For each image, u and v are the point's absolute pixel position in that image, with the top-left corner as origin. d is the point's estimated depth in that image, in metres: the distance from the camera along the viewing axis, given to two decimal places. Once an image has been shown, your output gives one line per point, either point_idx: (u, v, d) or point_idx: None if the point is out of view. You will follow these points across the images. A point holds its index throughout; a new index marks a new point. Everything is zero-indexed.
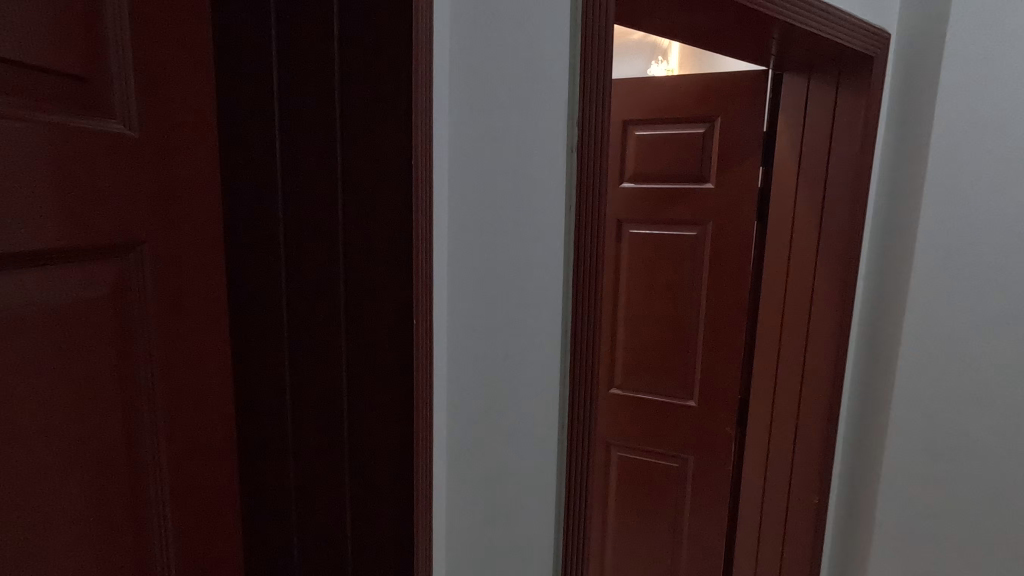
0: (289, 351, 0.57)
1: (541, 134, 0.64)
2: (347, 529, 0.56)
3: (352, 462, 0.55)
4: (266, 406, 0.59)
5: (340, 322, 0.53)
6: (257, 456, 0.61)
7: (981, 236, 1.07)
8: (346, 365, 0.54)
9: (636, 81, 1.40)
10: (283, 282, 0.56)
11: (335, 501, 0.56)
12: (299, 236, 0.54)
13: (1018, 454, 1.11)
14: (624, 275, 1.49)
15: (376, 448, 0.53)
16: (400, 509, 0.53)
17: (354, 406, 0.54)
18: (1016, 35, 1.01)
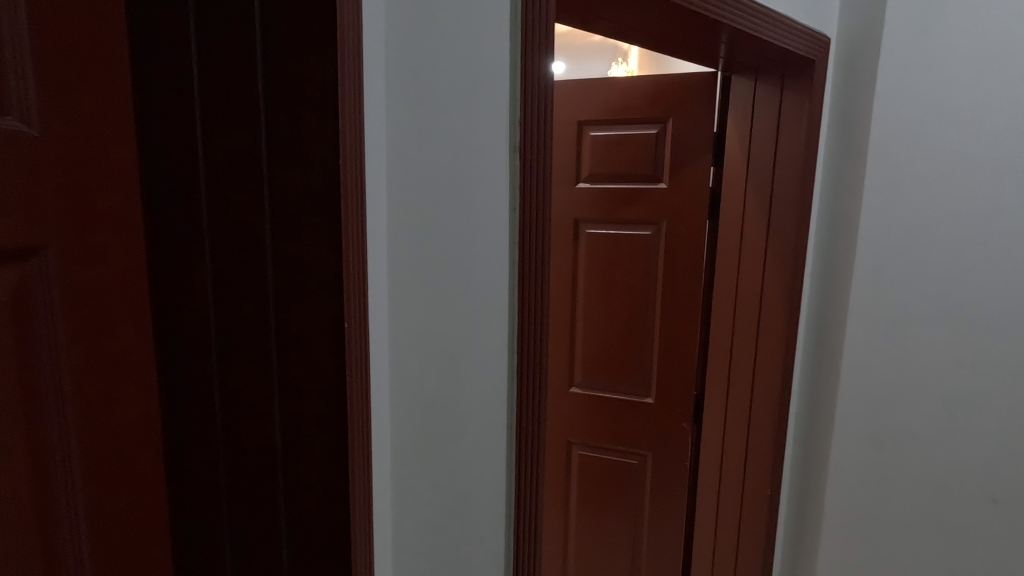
0: (218, 356, 0.56)
1: (482, 135, 0.63)
2: (282, 536, 0.55)
3: (286, 469, 0.54)
4: (197, 413, 0.58)
5: (269, 327, 0.52)
6: (185, 463, 0.60)
7: (921, 233, 1.10)
8: (278, 370, 0.53)
9: (590, 82, 1.41)
10: (210, 287, 0.55)
11: (270, 509, 0.55)
12: (226, 238, 0.53)
13: (959, 444, 1.14)
14: (581, 275, 1.50)
15: (312, 455, 0.52)
16: (337, 519, 0.52)
17: (287, 412, 0.53)
18: (948, 38, 1.05)
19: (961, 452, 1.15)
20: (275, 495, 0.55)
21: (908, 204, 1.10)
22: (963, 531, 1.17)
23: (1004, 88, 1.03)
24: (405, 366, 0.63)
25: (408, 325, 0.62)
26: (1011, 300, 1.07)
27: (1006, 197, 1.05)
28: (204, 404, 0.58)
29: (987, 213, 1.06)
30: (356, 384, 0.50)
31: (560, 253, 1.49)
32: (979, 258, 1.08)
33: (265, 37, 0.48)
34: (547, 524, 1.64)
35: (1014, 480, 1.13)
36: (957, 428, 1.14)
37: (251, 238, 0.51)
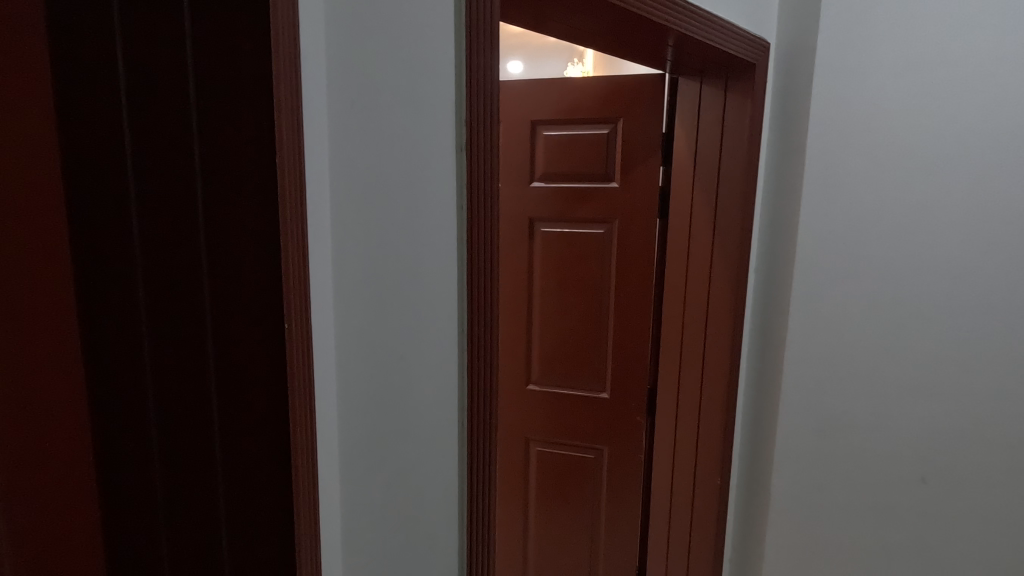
0: (150, 355, 0.55)
1: (429, 133, 0.63)
2: (223, 536, 0.55)
3: (225, 467, 0.54)
4: (134, 416, 0.57)
5: (206, 325, 0.52)
6: (116, 469, 0.58)
7: (856, 230, 1.16)
8: (216, 368, 0.53)
9: (542, 82, 1.42)
10: (141, 286, 0.54)
11: (206, 507, 0.55)
12: (155, 236, 0.52)
13: (891, 430, 1.21)
14: (537, 273, 1.51)
15: (256, 454, 0.52)
16: (282, 521, 0.51)
17: (225, 411, 0.53)
18: (879, 43, 1.09)
19: (895, 437, 1.21)
20: (216, 495, 0.54)
21: (845, 202, 1.15)
22: (896, 511, 1.24)
23: (928, 93, 1.09)
24: (352, 367, 0.62)
25: (355, 327, 0.61)
26: (935, 292, 1.15)
27: (932, 195, 1.12)
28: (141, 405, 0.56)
29: (915, 210, 1.13)
30: (297, 390, 0.50)
31: (515, 251, 1.51)
32: (908, 252, 1.14)
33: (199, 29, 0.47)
34: (501, 518, 1.66)
35: (941, 460, 1.21)
36: (891, 414, 1.21)
37: (185, 236, 0.51)
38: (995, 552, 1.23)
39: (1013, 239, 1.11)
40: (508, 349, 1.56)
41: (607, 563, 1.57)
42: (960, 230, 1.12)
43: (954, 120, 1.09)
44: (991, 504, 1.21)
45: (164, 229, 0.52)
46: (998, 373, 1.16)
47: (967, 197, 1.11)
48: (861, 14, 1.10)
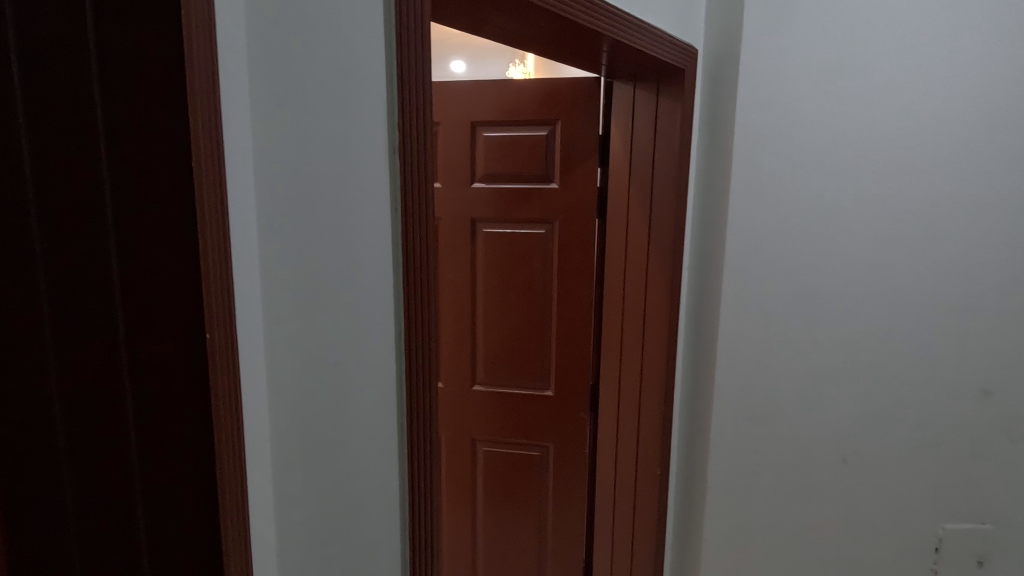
0: (54, 344, 0.55)
1: (359, 134, 0.62)
2: (142, 529, 0.56)
3: (143, 462, 0.54)
4: (49, 411, 0.56)
5: (118, 317, 0.53)
6: (15, 467, 0.57)
7: (780, 228, 1.22)
8: (131, 362, 0.53)
9: (479, 83, 1.42)
10: (42, 276, 0.55)
11: (124, 500, 0.56)
12: (57, 226, 0.54)
13: (814, 414, 1.29)
14: (480, 274, 1.52)
15: (178, 454, 0.52)
16: (207, 518, 0.52)
17: (139, 403, 0.54)
18: (796, 52, 1.16)
19: (818, 422, 1.29)
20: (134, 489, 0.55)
21: (769, 200, 1.21)
22: (820, 490, 1.32)
23: (840, 100, 1.17)
24: (285, 375, 0.60)
25: (286, 335, 0.59)
26: (850, 285, 1.23)
27: (845, 195, 1.20)
28: (69, 399, 0.56)
29: (831, 209, 1.20)
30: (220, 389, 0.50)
31: (457, 251, 1.51)
32: (827, 248, 1.22)
33: (114, 25, 0.46)
34: (448, 519, 1.66)
35: (859, 442, 1.30)
36: (815, 400, 1.28)
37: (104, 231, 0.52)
38: (907, 524, 1.33)
39: (917, 235, 1.20)
40: (452, 350, 1.56)
41: (555, 558, 1.60)
42: (870, 226, 1.20)
43: (864, 124, 1.17)
44: (903, 479, 1.31)
45: (65, 220, 0.53)
46: (906, 358, 1.26)
47: (876, 196, 1.19)
48: (781, 20, 1.15)
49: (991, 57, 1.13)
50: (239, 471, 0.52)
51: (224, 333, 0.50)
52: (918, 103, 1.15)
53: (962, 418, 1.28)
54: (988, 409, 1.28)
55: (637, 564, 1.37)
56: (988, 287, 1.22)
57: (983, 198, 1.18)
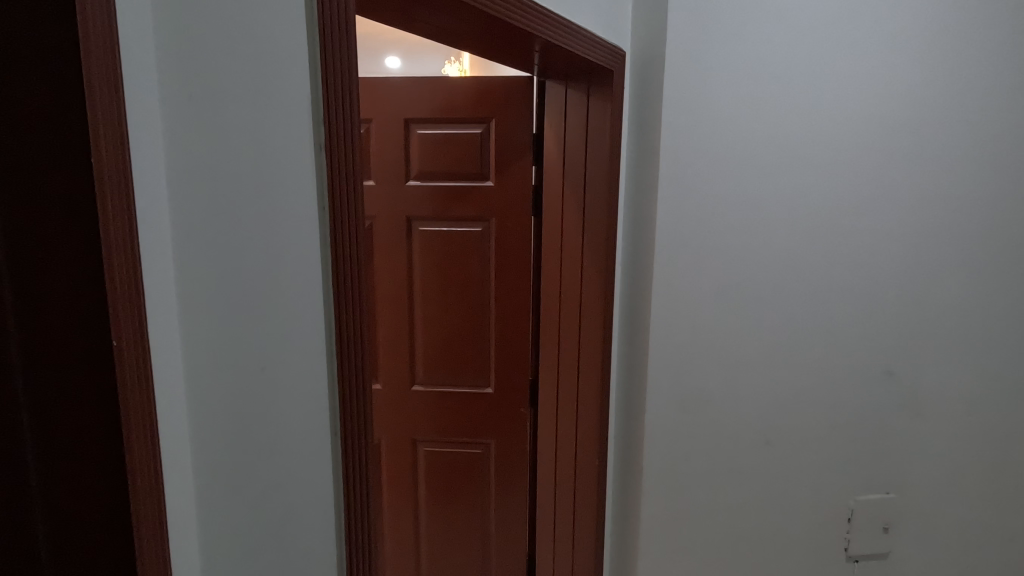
0: None
1: (283, 130, 0.60)
2: (45, 561, 0.51)
3: (44, 489, 0.49)
4: None
5: (10, 330, 0.47)
6: None
7: (706, 224, 1.27)
8: (27, 380, 0.48)
9: (412, 80, 1.41)
10: None
11: (25, 530, 0.50)
12: None
13: (740, 400, 1.36)
14: (417, 274, 1.50)
15: (85, 478, 0.48)
16: (120, 542, 0.48)
17: (37, 425, 0.48)
18: (717, 54, 1.20)
19: (743, 407, 1.36)
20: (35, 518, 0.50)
21: (696, 197, 1.26)
22: (747, 471, 1.40)
23: (759, 103, 1.23)
24: (205, 385, 0.57)
25: (207, 342, 0.56)
26: (770, 277, 1.31)
27: (764, 193, 1.27)
28: None
29: (751, 205, 1.27)
30: (134, 396, 0.47)
31: (393, 251, 1.48)
32: (749, 243, 1.29)
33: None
34: (389, 524, 1.63)
35: (780, 424, 1.39)
36: (741, 387, 1.36)
37: None
38: (823, 498, 1.44)
39: (825, 230, 1.30)
40: (390, 351, 1.53)
41: (499, 555, 1.61)
42: (786, 222, 1.29)
43: (779, 126, 1.24)
44: (819, 457, 1.42)
45: None
46: (819, 344, 1.36)
47: (790, 194, 1.28)
48: (704, 23, 1.19)
49: (884, 68, 1.24)
50: (157, 482, 0.49)
51: (137, 335, 0.46)
52: (824, 108, 1.25)
53: (868, 398, 1.40)
54: (890, 387, 1.40)
55: (579, 556, 1.40)
56: (887, 276, 1.34)
57: (881, 195, 1.29)
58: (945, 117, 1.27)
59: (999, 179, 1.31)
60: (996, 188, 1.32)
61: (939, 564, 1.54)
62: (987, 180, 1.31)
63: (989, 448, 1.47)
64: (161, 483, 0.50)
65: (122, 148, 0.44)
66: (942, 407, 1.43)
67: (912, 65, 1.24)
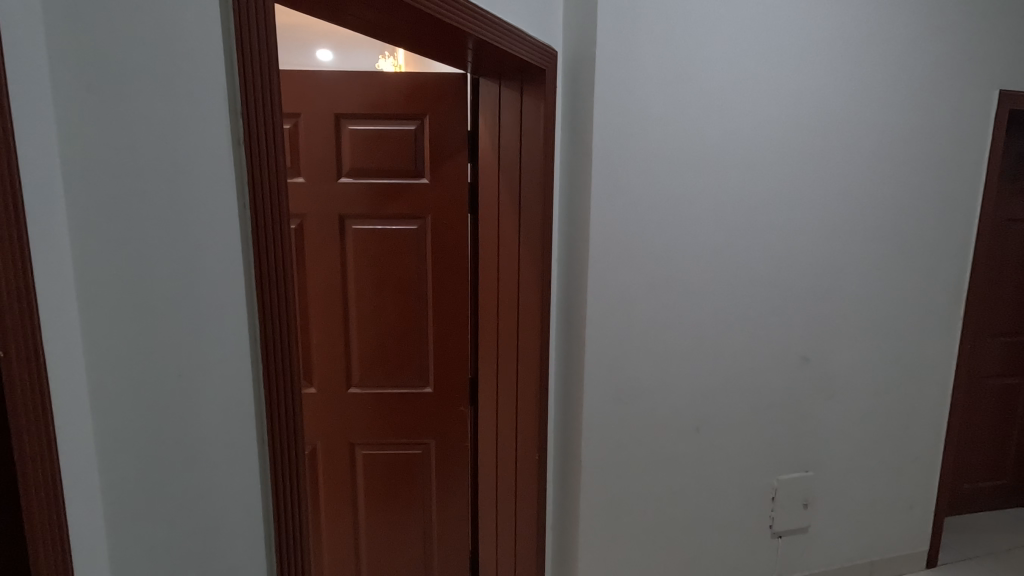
0: None
1: (197, 123, 0.56)
2: None
3: None
4: None
5: None
6: None
7: (639, 220, 1.30)
8: None
9: (343, 74, 1.37)
10: None
11: None
12: None
13: (673, 390, 1.41)
14: (351, 273, 1.46)
15: None
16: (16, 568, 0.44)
17: None
18: (645, 55, 1.23)
19: (675, 397, 1.42)
20: None
21: (628, 193, 1.28)
22: (679, 458, 1.46)
23: (684, 104, 1.28)
24: (114, 396, 0.53)
25: (115, 351, 0.52)
26: (697, 271, 1.37)
27: (690, 191, 1.32)
28: None
29: (679, 203, 1.32)
30: (22, 399, 0.43)
31: (325, 251, 1.44)
32: (678, 239, 1.34)
33: None
34: (327, 532, 1.58)
35: (709, 411, 1.46)
36: (673, 378, 1.41)
37: None
38: (749, 479, 1.53)
39: (745, 226, 1.38)
40: (324, 354, 1.49)
41: (441, 555, 1.61)
42: (710, 219, 1.35)
43: (704, 127, 1.30)
44: (743, 440, 1.50)
45: None
46: (741, 334, 1.44)
47: (713, 192, 1.34)
48: (633, 23, 1.21)
49: (788, 76, 1.34)
50: (53, 491, 0.46)
51: (26, 334, 0.43)
52: (741, 111, 1.32)
53: (785, 382, 1.50)
54: (805, 373, 1.52)
55: (521, 550, 1.42)
56: (801, 269, 1.45)
57: (787, 195, 1.40)
58: (846, 124, 1.42)
59: (889, 181, 1.49)
60: (888, 188, 1.49)
61: (850, 534, 1.68)
62: (881, 182, 1.48)
63: (887, 424, 1.63)
64: (61, 495, 0.46)
65: (1, 121, 0.40)
66: (848, 388, 1.57)
67: (809, 77, 1.36)
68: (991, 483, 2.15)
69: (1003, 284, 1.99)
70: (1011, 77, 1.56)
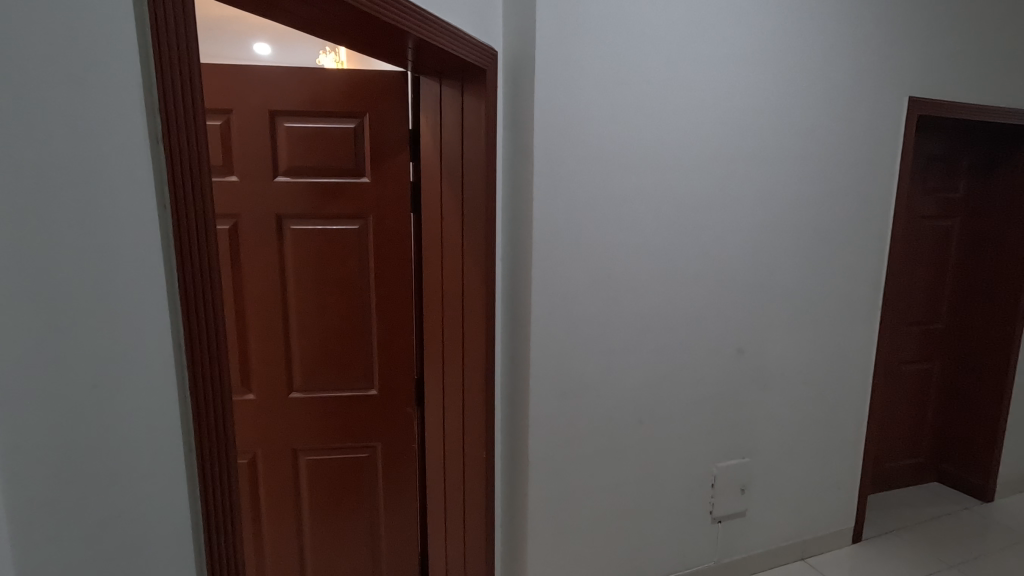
0: None
1: (110, 118, 0.52)
2: None
3: None
4: None
5: None
6: None
7: (580, 218, 1.33)
8: None
9: (278, 68, 1.32)
10: None
11: None
12: None
13: (616, 384, 1.45)
14: (290, 275, 1.42)
15: None
16: None
17: None
18: (583, 57, 1.25)
19: (619, 391, 1.46)
20: None
21: (570, 191, 1.30)
22: (623, 449, 1.49)
23: (622, 106, 1.31)
24: (25, 412, 0.48)
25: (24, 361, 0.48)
26: (638, 268, 1.41)
27: (629, 191, 1.36)
28: None
29: (618, 201, 1.36)
30: None
31: (261, 252, 1.39)
32: (618, 237, 1.37)
33: None
34: (269, 542, 1.53)
35: (651, 404, 1.50)
36: (617, 372, 1.44)
37: None
38: (689, 468, 1.59)
39: (681, 224, 1.43)
40: (263, 358, 1.44)
41: (389, 559, 1.59)
42: (649, 217, 1.40)
43: (642, 129, 1.34)
44: (684, 430, 1.56)
45: None
46: (680, 328, 1.49)
47: (651, 191, 1.39)
48: (572, 25, 1.23)
49: (719, 81, 1.40)
50: None
51: None
52: (676, 113, 1.37)
53: (722, 373, 1.57)
54: (739, 364, 1.59)
55: (471, 549, 1.42)
56: (735, 265, 1.52)
57: (721, 194, 1.46)
58: (773, 127, 1.49)
59: (815, 180, 1.58)
60: (814, 187, 1.58)
61: (784, 515, 1.77)
62: (807, 181, 1.57)
63: (815, 410, 1.73)
64: None
65: None
66: (779, 378, 1.65)
67: (739, 81, 1.43)
68: (910, 461, 2.32)
69: (918, 276, 2.14)
70: (920, 85, 1.68)
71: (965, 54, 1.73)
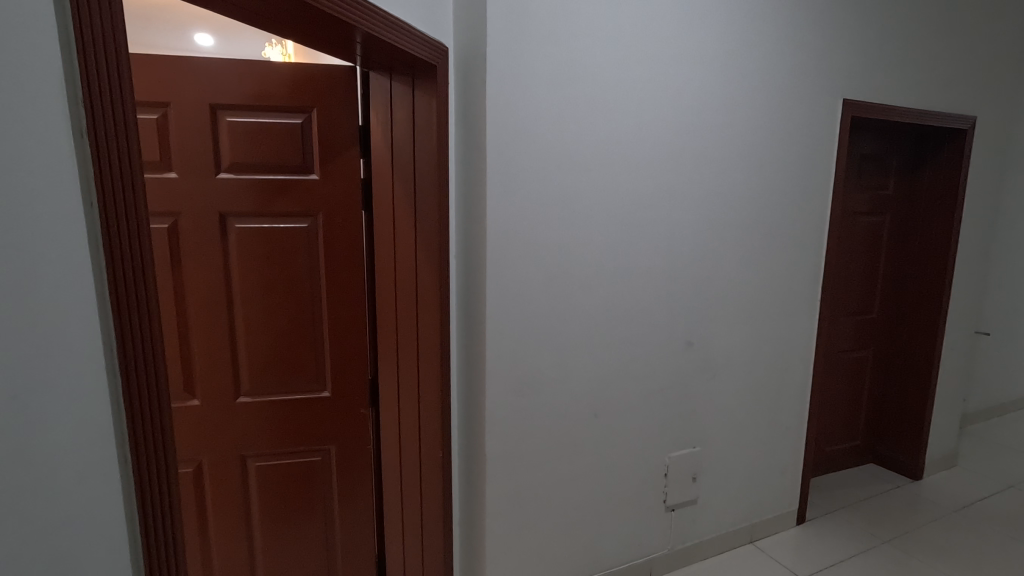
0: None
1: (31, 110, 0.48)
2: None
3: None
4: None
5: None
6: None
7: (534, 216, 1.33)
8: None
9: (219, 61, 1.27)
10: None
11: None
12: None
13: (571, 379, 1.47)
14: (235, 275, 1.37)
15: None
16: None
17: None
18: (534, 55, 1.26)
19: (574, 386, 1.48)
20: None
21: (523, 189, 1.31)
22: (579, 443, 1.52)
23: (573, 104, 1.33)
24: None
25: None
26: (591, 265, 1.43)
27: (581, 189, 1.38)
28: None
29: (571, 199, 1.37)
30: None
31: (203, 251, 1.33)
32: (571, 234, 1.39)
33: None
34: (217, 552, 1.48)
35: (605, 397, 1.53)
36: (573, 368, 1.46)
37: None
38: (643, 458, 1.63)
39: (632, 221, 1.47)
40: (208, 361, 1.38)
41: (344, 563, 1.56)
42: (601, 214, 1.42)
43: (592, 126, 1.36)
44: (637, 422, 1.60)
45: None
46: (632, 323, 1.53)
47: (603, 189, 1.41)
48: (522, 24, 1.23)
49: (666, 81, 1.44)
50: None
51: None
52: (626, 112, 1.40)
53: (672, 366, 1.62)
54: (689, 356, 1.64)
55: (429, 549, 1.41)
56: (684, 261, 1.56)
57: (669, 191, 1.50)
58: (718, 126, 1.54)
59: (757, 178, 1.64)
60: (757, 184, 1.65)
61: (733, 500, 1.84)
62: (750, 178, 1.63)
63: (761, 398, 1.81)
64: None
65: None
66: (727, 368, 1.72)
67: (686, 81, 1.47)
68: (847, 445, 2.45)
69: (853, 270, 2.26)
70: (854, 88, 1.78)
71: (895, 60, 1.84)
